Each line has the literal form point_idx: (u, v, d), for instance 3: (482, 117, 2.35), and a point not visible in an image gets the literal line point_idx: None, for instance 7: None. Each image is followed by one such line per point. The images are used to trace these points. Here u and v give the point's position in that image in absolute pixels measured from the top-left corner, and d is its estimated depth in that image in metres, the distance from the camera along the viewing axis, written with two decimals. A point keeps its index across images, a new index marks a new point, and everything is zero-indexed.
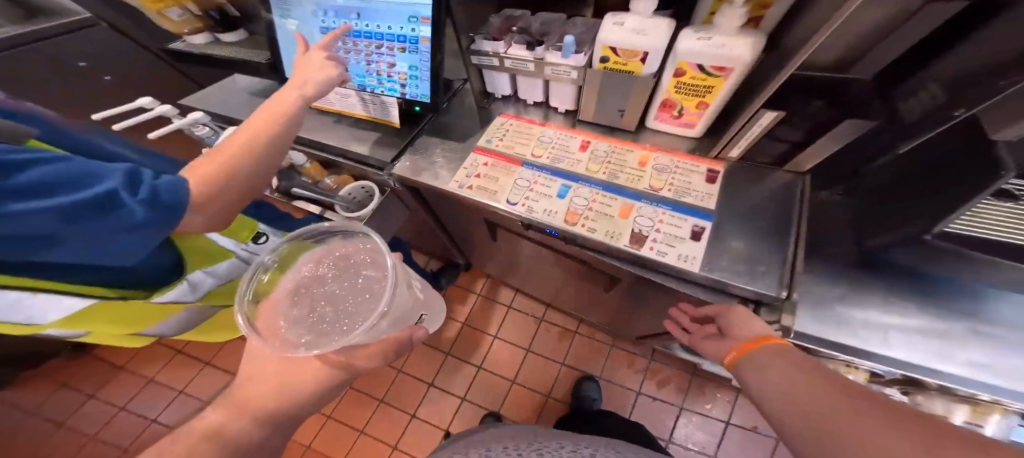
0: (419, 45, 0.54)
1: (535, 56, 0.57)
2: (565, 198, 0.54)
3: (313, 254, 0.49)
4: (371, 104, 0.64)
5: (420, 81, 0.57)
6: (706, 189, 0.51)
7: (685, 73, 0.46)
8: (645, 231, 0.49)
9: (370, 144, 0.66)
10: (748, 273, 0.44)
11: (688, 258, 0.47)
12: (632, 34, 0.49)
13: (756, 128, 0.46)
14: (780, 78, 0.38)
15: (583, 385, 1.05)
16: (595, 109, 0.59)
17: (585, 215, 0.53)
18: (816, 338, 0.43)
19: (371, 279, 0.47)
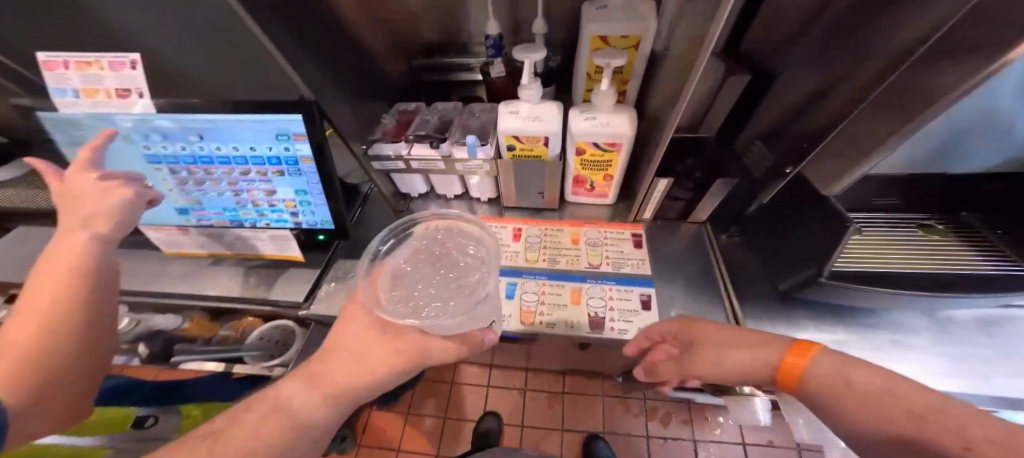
0: (300, 167, 0.46)
1: (442, 154, 0.54)
2: (513, 298, 0.54)
3: (410, 248, 0.43)
4: (247, 240, 0.57)
5: (313, 207, 0.52)
6: (638, 255, 0.57)
7: (586, 151, 0.52)
8: (601, 313, 0.51)
9: (278, 285, 0.59)
10: None
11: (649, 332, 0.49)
12: (531, 122, 0.50)
13: (655, 192, 0.55)
14: (668, 138, 0.44)
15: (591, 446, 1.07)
16: (517, 195, 0.62)
17: (540, 312, 0.52)
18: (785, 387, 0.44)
19: (468, 266, 0.40)
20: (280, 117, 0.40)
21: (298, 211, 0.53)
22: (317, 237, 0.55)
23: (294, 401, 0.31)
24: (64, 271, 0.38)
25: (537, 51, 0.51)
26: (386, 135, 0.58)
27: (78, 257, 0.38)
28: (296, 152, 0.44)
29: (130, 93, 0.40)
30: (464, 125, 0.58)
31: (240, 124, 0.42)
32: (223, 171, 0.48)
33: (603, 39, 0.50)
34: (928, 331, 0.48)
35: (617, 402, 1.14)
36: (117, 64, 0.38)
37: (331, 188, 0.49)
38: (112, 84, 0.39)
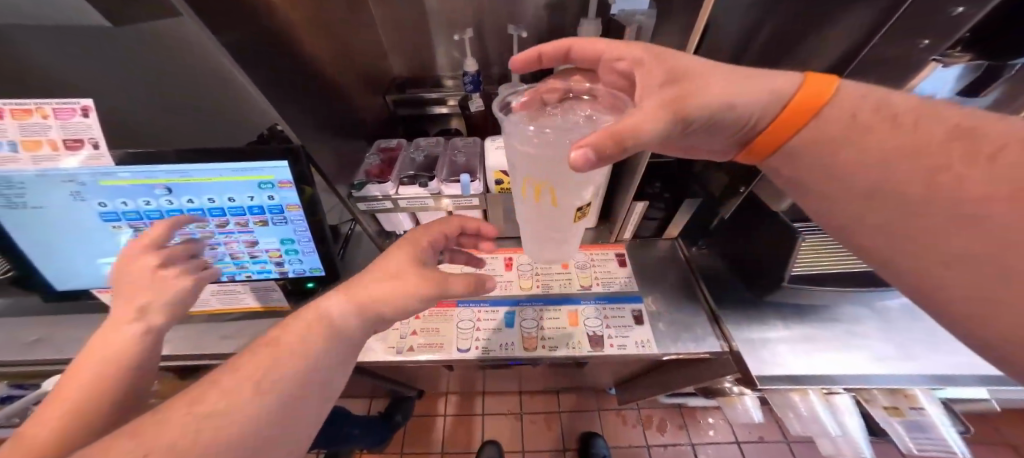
0: (286, 215, 0.44)
1: (430, 192, 0.55)
2: (513, 327, 0.54)
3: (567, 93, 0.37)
4: (231, 293, 0.53)
5: (300, 255, 0.49)
6: (625, 272, 0.60)
7: None
8: (599, 331, 0.52)
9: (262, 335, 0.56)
10: (691, 335, 0.51)
11: (644, 342, 0.51)
12: None
13: (634, 215, 0.59)
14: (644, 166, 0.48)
15: (591, 445, 1.07)
16: (506, 224, 0.64)
17: (541, 337, 0.53)
18: (776, 380, 0.45)
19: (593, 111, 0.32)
20: (265, 168, 0.38)
21: (283, 259, 0.50)
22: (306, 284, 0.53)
23: (335, 314, 0.32)
24: (81, 405, 0.30)
25: (522, 89, 0.54)
26: (370, 176, 0.57)
27: (130, 353, 0.34)
28: (281, 200, 0.42)
29: (82, 143, 0.36)
30: (451, 162, 0.60)
31: (216, 174, 0.39)
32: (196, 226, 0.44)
33: None
34: (873, 319, 0.52)
35: (614, 414, 1.16)
36: (65, 112, 0.34)
37: (321, 233, 0.46)
38: (60, 134, 0.35)
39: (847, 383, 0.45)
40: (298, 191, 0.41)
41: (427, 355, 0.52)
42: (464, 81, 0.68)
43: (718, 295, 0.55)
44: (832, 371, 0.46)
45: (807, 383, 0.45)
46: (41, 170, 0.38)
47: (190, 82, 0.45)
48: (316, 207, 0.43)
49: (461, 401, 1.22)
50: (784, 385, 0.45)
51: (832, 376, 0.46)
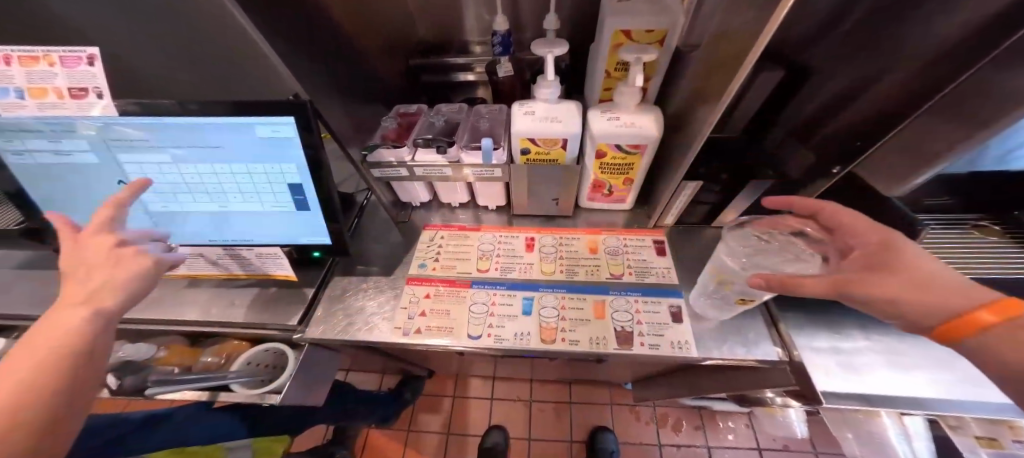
0: (289, 181, 0.37)
1: (449, 160, 0.50)
2: (532, 315, 0.49)
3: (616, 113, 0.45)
4: (237, 257, 0.47)
5: (307, 226, 0.42)
6: (663, 262, 0.53)
7: (607, 153, 0.49)
8: (629, 327, 0.47)
9: (264, 304, 0.52)
10: (741, 337, 0.44)
11: (682, 344, 0.45)
12: (548, 124, 0.47)
13: (681, 198, 0.51)
14: (701, 138, 0.40)
15: (600, 438, 1.03)
16: (530, 201, 0.58)
17: (562, 328, 0.48)
18: (843, 397, 0.38)
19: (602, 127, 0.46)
20: (261, 121, 0.32)
21: (287, 229, 0.43)
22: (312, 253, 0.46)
23: None
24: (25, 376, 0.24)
25: (559, 45, 0.47)
26: (386, 140, 0.51)
27: (63, 349, 0.26)
28: (282, 164, 0.35)
29: (87, 93, 0.31)
30: (473, 128, 0.54)
31: (212, 127, 0.32)
32: (196, 189, 0.38)
33: (626, 34, 0.46)
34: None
35: (627, 410, 1.11)
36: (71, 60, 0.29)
37: (329, 202, 0.39)
38: (65, 82, 0.30)
39: (938, 410, 0.37)
40: (301, 150, 0.34)
41: (435, 339, 0.48)
42: (492, 42, 0.60)
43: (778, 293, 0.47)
44: (919, 395, 0.38)
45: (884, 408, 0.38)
46: (49, 119, 0.32)
47: (206, 40, 0.40)
48: (322, 170, 0.36)
49: (470, 382, 1.20)
50: (852, 404, 0.38)
51: (918, 401, 0.38)
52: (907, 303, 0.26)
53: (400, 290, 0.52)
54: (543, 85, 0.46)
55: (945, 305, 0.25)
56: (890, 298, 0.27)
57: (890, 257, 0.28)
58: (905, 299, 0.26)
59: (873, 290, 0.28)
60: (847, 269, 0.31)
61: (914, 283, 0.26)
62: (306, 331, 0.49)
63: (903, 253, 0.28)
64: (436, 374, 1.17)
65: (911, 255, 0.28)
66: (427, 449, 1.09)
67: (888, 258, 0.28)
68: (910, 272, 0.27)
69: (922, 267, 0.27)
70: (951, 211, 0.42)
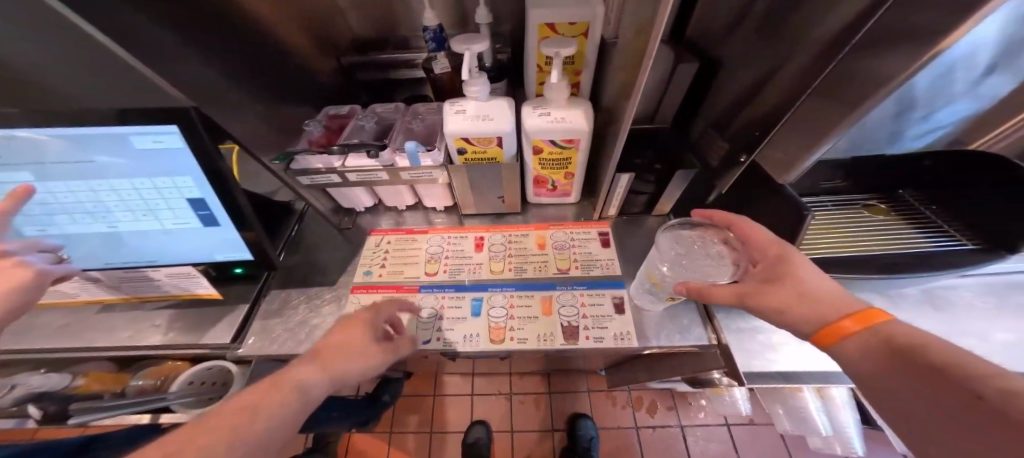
0: (187, 195, 0.36)
1: (382, 163, 0.49)
2: (479, 316, 0.49)
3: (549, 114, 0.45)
4: (142, 279, 0.45)
5: (219, 241, 0.42)
6: (607, 254, 0.54)
7: (543, 149, 0.48)
8: (574, 322, 0.47)
9: (202, 325, 0.51)
10: (681, 326, 0.45)
11: (625, 335, 0.45)
12: (478, 123, 0.46)
13: (618, 189, 0.51)
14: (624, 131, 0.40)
15: (578, 424, 1.06)
16: (475, 200, 0.57)
17: (510, 327, 0.48)
18: (763, 376, 0.41)
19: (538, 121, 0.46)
20: (139, 132, 0.30)
21: (197, 246, 0.42)
22: (231, 270, 0.46)
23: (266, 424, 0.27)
24: None
25: (479, 41, 0.45)
26: (314, 145, 0.51)
27: None
28: (176, 177, 0.34)
29: None
30: (406, 130, 0.52)
31: (78, 143, 0.30)
32: (73, 210, 0.35)
33: (550, 27, 0.45)
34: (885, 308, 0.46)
35: (604, 396, 1.13)
36: None
37: (237, 212, 0.38)
38: None
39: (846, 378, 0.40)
40: (194, 159, 0.33)
41: None
42: (425, 38, 0.59)
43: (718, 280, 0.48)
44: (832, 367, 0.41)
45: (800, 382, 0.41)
46: None
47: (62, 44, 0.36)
48: (221, 179, 0.35)
49: (450, 379, 1.20)
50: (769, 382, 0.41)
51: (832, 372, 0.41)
52: (795, 313, 0.31)
53: (344, 299, 0.51)
54: (470, 82, 0.45)
55: (821, 315, 0.30)
56: (782, 309, 0.32)
57: (784, 276, 0.33)
58: (795, 312, 0.31)
59: (768, 302, 0.33)
60: (752, 281, 0.35)
61: (800, 296, 0.31)
62: (240, 346, 0.49)
63: (792, 270, 0.33)
64: (415, 375, 1.17)
65: (802, 275, 0.32)
66: (410, 450, 1.10)
67: (782, 274, 0.33)
68: (795, 286, 0.32)
69: (805, 285, 0.32)
70: (849, 193, 0.45)
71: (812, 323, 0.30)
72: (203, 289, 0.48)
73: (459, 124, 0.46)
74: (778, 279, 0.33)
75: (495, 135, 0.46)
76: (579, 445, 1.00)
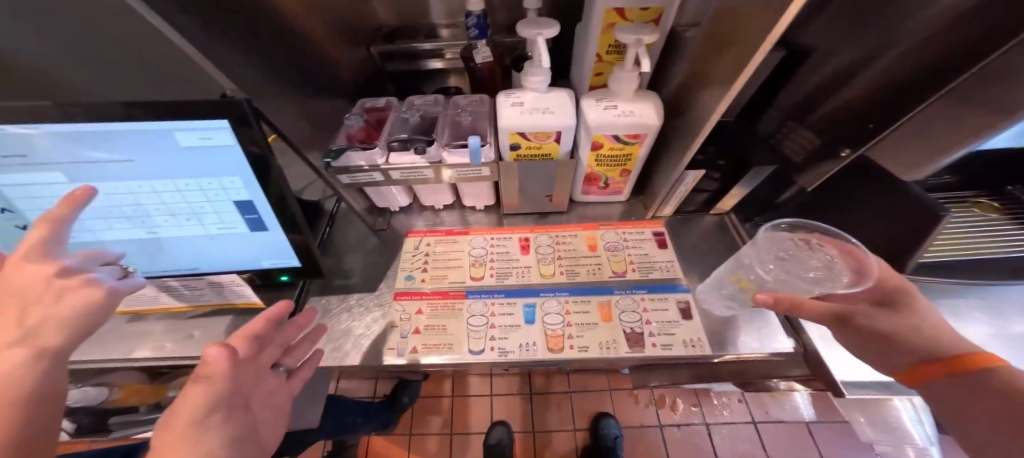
0: (231, 195, 0.32)
1: (430, 160, 0.45)
2: (535, 323, 0.46)
3: (614, 105, 0.43)
4: (183, 288, 0.41)
5: (263, 245, 0.38)
6: (665, 255, 0.51)
7: (603, 144, 0.45)
8: (638, 329, 0.44)
9: (232, 336, 0.47)
10: (754, 332, 0.43)
11: (693, 342, 0.43)
12: (539, 116, 0.43)
13: (684, 188, 0.50)
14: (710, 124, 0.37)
15: (601, 424, 1.04)
16: (522, 199, 0.54)
17: (568, 335, 0.45)
18: (857, 385, 0.38)
19: (604, 113, 0.43)
20: (184, 126, 0.26)
21: (238, 252, 0.38)
22: (277, 278, 0.42)
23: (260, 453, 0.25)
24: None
25: (548, 26, 0.41)
26: (353, 141, 0.47)
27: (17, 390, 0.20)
28: (222, 176, 0.30)
29: None
30: (453, 125, 0.49)
31: (119, 139, 0.26)
32: (110, 215, 0.31)
33: (619, 13, 0.41)
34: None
35: (626, 395, 1.12)
36: None
37: (287, 216, 0.34)
38: None
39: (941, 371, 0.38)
40: (243, 158, 0.29)
41: (436, 357, 0.44)
42: (466, 25, 0.55)
43: None
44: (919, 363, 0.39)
45: (898, 391, 0.39)
46: None
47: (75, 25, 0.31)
48: (269, 178, 0.30)
49: (467, 381, 1.18)
50: (862, 392, 0.38)
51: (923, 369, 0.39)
52: (900, 340, 0.30)
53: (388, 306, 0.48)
54: (531, 73, 0.42)
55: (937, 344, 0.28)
56: (889, 332, 0.30)
57: (896, 307, 0.31)
58: (903, 340, 0.29)
59: (873, 326, 0.31)
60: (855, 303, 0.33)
61: (912, 327, 0.30)
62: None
63: (906, 302, 0.31)
64: (432, 377, 1.14)
65: (918, 310, 0.30)
66: (430, 452, 1.07)
67: (896, 305, 0.31)
68: (907, 316, 0.30)
69: (921, 321, 0.30)
70: (949, 188, 0.42)
71: (918, 350, 0.29)
72: (242, 297, 0.45)
73: (519, 118, 0.42)
74: (890, 309, 0.31)
75: (556, 128, 0.43)
76: (604, 446, 0.99)
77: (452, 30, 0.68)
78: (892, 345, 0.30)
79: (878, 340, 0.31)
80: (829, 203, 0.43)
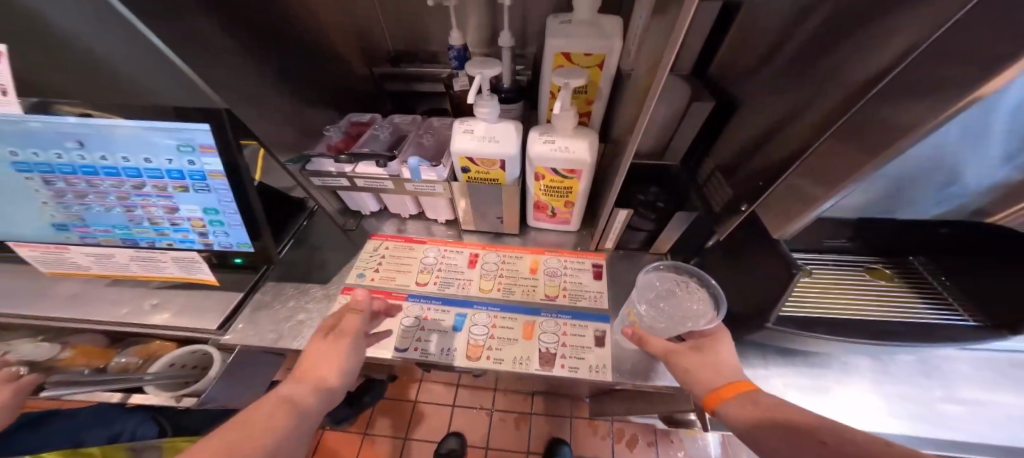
0: (208, 183, 0.40)
1: (390, 173, 0.51)
2: (462, 331, 0.51)
3: (555, 141, 0.48)
4: (151, 260, 0.48)
5: (226, 228, 0.45)
6: (597, 286, 0.56)
7: (545, 176, 0.51)
8: (552, 350, 0.49)
9: (197, 308, 0.53)
10: (659, 367, 0.47)
11: (598, 368, 0.47)
12: (486, 145, 0.48)
13: (616, 223, 0.54)
14: (628, 159, 0.42)
15: (555, 449, 1.04)
16: (477, 219, 0.59)
17: (488, 346, 0.49)
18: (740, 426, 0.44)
19: (546, 147, 0.47)
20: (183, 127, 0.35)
21: (205, 233, 0.46)
22: (232, 260, 0.49)
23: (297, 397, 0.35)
24: None
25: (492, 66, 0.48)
26: (331, 149, 0.54)
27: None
28: (203, 166, 0.38)
29: None
30: (417, 146, 0.55)
31: (128, 131, 0.35)
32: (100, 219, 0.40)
33: (566, 56, 0.47)
34: (872, 371, 0.46)
35: (585, 423, 1.12)
36: None
37: (246, 206, 0.42)
38: None
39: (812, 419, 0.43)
40: (217, 153, 0.37)
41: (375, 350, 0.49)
42: (450, 57, 0.62)
43: None
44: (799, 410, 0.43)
45: None
46: None
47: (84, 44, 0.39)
48: (237, 175, 0.39)
49: (432, 388, 1.20)
50: None
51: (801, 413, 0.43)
52: (696, 373, 0.35)
53: (336, 300, 0.54)
54: (480, 104, 0.47)
55: (719, 375, 0.34)
56: (693, 368, 0.35)
57: (706, 350, 0.37)
58: (699, 373, 0.35)
59: (682, 362, 0.36)
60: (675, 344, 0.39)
61: (707, 364, 0.35)
62: (224, 334, 0.51)
63: (709, 347, 0.37)
64: (399, 379, 1.17)
65: (719, 354, 0.36)
66: (384, 453, 1.09)
67: (703, 347, 0.37)
68: (704, 353, 0.37)
69: (715, 359, 0.36)
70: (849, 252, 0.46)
71: (706, 380, 0.34)
72: (201, 275, 0.51)
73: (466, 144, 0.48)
74: (698, 349, 0.37)
75: (502, 155, 0.48)
76: None
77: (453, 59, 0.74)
78: (690, 378, 0.35)
79: (681, 372, 0.36)
80: (737, 252, 0.46)
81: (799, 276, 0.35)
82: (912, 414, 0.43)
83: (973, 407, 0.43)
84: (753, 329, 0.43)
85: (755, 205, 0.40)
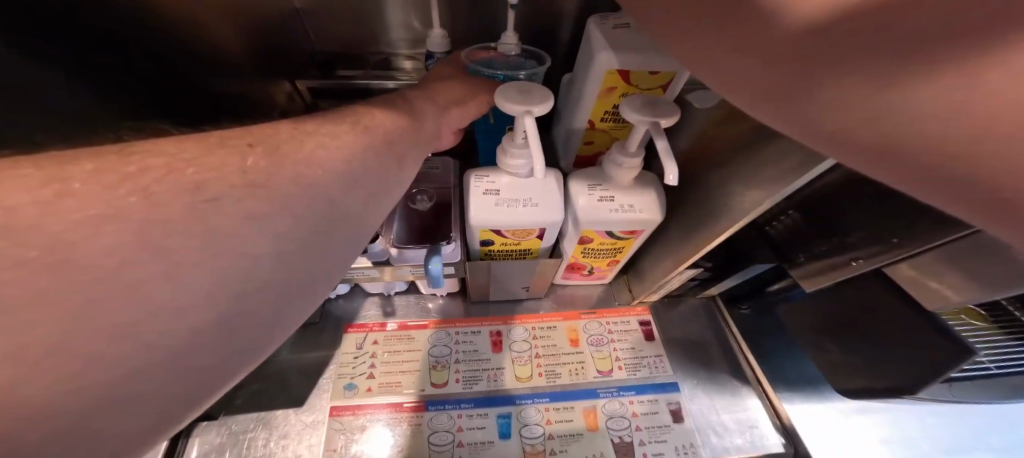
0: None
1: (374, 260, 0.37)
2: (511, 438, 0.43)
3: (609, 191, 0.35)
4: None
5: None
6: (649, 349, 0.50)
7: (593, 239, 0.39)
8: (627, 438, 0.44)
9: None
10: (744, 430, 0.46)
11: (685, 449, 0.44)
12: (520, 214, 0.34)
13: (677, 279, 0.46)
14: (743, 221, 0.32)
15: None
16: (495, 289, 0.48)
17: (550, 451, 0.43)
18: None
19: (599, 204, 0.35)
20: None
21: None
22: None
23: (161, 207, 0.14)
24: None
25: (540, 96, 0.30)
26: None
27: None
28: None
29: None
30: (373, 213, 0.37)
31: None
32: None
33: (625, 76, 0.33)
34: (905, 413, 0.47)
35: None
36: None
37: None
38: None
39: None
40: None
41: None
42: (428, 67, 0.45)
43: (772, 388, 0.48)
44: None
45: None
46: None
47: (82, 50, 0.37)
48: None
49: None
50: None
51: None
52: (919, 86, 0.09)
53: (339, 430, 0.42)
54: (509, 153, 0.33)
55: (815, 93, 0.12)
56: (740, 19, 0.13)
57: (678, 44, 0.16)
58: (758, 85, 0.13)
59: None
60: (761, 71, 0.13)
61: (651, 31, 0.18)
62: None
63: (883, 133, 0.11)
64: None
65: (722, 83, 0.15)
66: None
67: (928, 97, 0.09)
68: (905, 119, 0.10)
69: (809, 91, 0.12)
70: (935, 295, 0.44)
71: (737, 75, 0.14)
72: None
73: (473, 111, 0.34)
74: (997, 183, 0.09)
75: (544, 218, 0.34)
76: None
77: (415, 63, 0.52)
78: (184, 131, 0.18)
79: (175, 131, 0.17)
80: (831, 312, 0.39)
81: (969, 361, 0.28)
82: (935, 424, 0.46)
83: (975, 422, 0.47)
84: (873, 394, 0.37)
85: (875, 263, 0.30)
